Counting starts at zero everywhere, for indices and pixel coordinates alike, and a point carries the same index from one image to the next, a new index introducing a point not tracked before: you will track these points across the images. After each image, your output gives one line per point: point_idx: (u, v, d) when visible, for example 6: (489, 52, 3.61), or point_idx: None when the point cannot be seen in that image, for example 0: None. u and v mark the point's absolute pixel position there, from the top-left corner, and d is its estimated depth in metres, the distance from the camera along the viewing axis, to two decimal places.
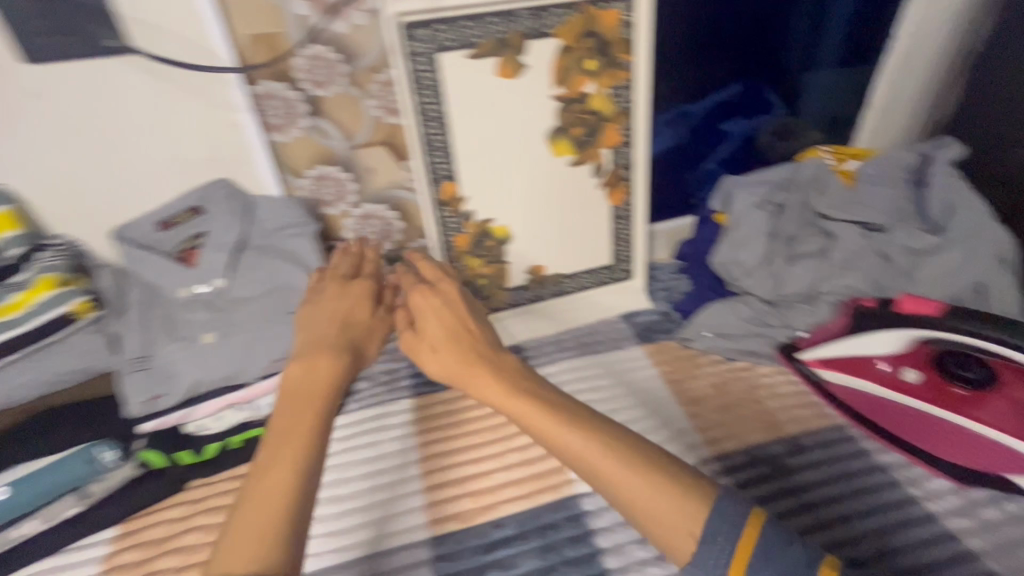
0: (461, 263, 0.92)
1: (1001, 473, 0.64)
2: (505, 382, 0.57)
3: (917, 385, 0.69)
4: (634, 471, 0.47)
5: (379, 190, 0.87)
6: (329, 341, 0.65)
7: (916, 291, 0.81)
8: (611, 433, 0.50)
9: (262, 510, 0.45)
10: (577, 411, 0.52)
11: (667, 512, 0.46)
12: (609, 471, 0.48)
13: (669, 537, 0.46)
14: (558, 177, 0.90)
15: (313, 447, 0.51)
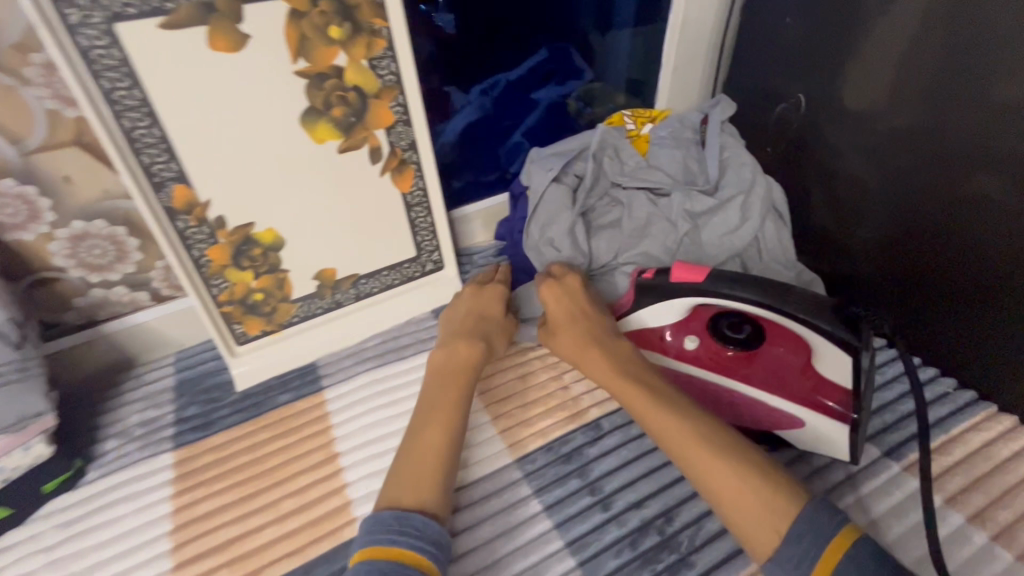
0: (222, 279, 0.77)
1: (769, 429, 0.65)
2: (612, 362, 0.65)
3: (696, 353, 0.68)
4: (716, 461, 0.53)
5: (88, 203, 0.69)
6: (466, 329, 0.75)
7: (704, 254, 0.82)
8: (699, 421, 0.57)
9: (422, 455, 0.59)
10: (673, 400, 0.59)
11: (757, 491, 0.51)
12: (699, 451, 0.55)
13: (751, 530, 0.50)
14: (327, 168, 0.78)
15: (462, 399, 0.66)
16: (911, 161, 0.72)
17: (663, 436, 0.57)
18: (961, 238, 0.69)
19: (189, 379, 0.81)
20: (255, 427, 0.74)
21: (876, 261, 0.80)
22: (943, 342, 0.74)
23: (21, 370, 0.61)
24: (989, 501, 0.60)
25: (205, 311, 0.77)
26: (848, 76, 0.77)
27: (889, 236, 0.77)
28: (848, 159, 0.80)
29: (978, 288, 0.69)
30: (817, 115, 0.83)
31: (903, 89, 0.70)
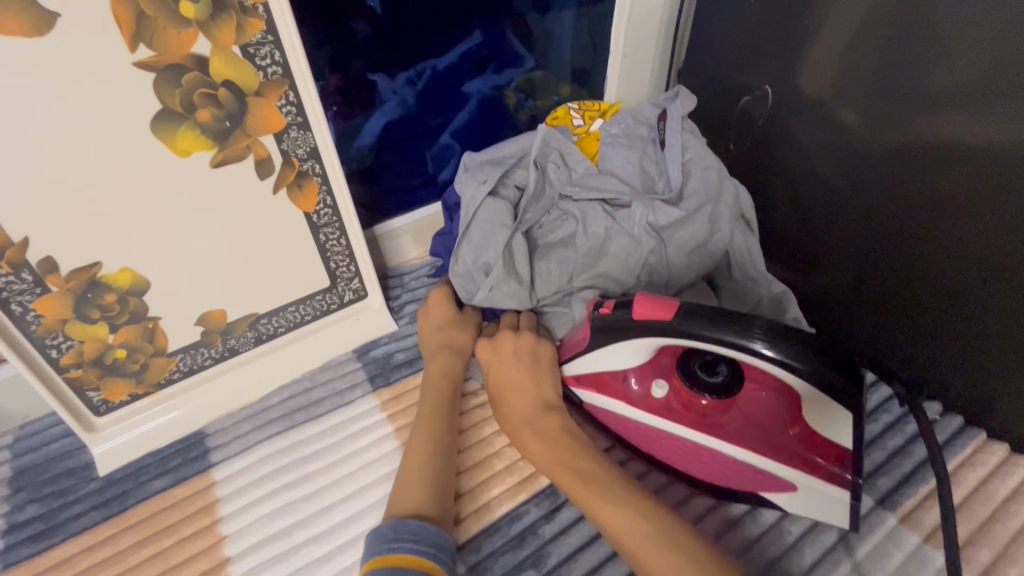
0: (60, 337, 0.59)
1: (754, 491, 0.55)
2: (553, 440, 0.57)
3: (665, 402, 0.58)
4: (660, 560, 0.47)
5: None
6: (437, 344, 0.68)
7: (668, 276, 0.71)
8: (648, 508, 0.50)
9: (415, 468, 0.55)
10: (604, 479, 0.53)
11: None
12: (636, 537, 0.49)
13: None
14: (199, 189, 0.61)
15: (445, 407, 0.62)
16: (868, 163, 0.64)
17: (606, 528, 0.51)
18: (927, 251, 0.62)
19: (32, 463, 0.63)
20: (119, 529, 0.58)
21: (842, 277, 0.72)
22: (920, 360, 0.67)
23: None
24: (996, 556, 0.53)
25: (43, 381, 0.59)
26: (803, 72, 0.68)
27: (855, 250, 0.70)
28: (809, 164, 0.71)
29: (953, 304, 0.61)
30: (775, 116, 0.74)
31: (851, 87, 0.63)
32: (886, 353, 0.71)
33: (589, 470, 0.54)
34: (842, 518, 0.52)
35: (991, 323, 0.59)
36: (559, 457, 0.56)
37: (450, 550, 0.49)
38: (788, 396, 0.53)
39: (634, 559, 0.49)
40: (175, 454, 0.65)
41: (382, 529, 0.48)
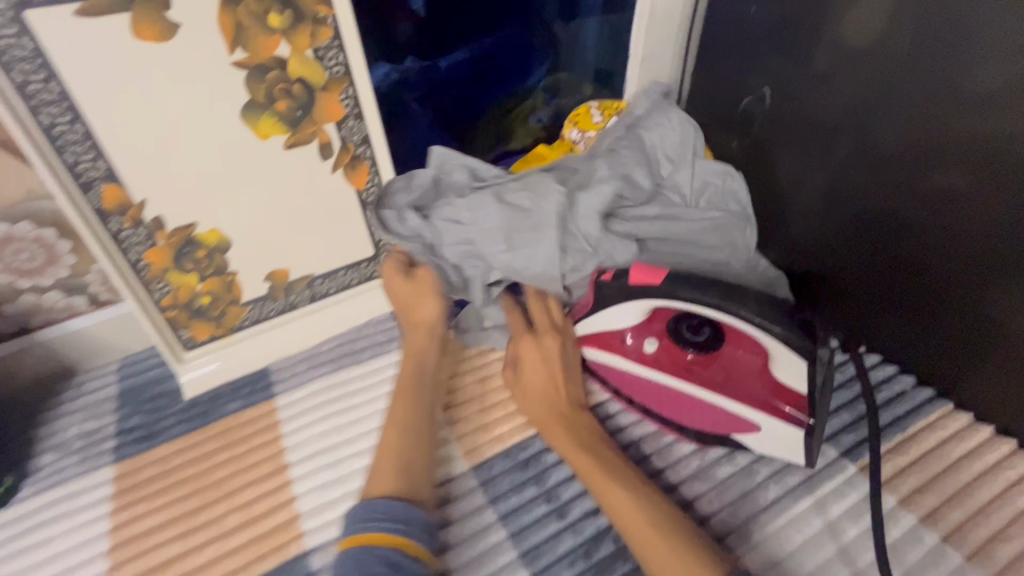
0: (164, 283, 0.73)
1: (726, 434, 0.64)
2: (584, 440, 0.62)
3: (655, 356, 0.67)
4: (669, 551, 0.50)
5: (13, 204, 0.65)
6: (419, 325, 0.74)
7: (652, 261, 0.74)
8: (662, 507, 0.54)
9: (398, 445, 0.61)
10: (629, 479, 0.57)
11: None
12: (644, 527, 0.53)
13: None
14: (273, 165, 0.74)
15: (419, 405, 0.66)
16: (877, 155, 0.69)
17: (619, 516, 0.55)
18: (928, 238, 0.66)
19: (133, 385, 0.78)
20: (202, 438, 0.72)
21: (842, 265, 0.77)
22: (906, 336, 0.73)
23: None
24: (941, 502, 0.60)
25: (147, 318, 0.74)
26: (815, 71, 0.73)
27: (856, 239, 0.74)
28: (815, 158, 0.76)
29: (946, 288, 0.66)
30: (785, 111, 0.79)
31: (868, 84, 0.67)
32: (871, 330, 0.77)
33: (613, 467, 0.58)
34: (801, 456, 0.60)
35: (976, 305, 0.64)
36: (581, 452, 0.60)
37: (426, 528, 0.54)
38: (762, 353, 0.62)
39: (639, 550, 0.53)
40: (243, 387, 0.78)
41: (356, 512, 0.52)
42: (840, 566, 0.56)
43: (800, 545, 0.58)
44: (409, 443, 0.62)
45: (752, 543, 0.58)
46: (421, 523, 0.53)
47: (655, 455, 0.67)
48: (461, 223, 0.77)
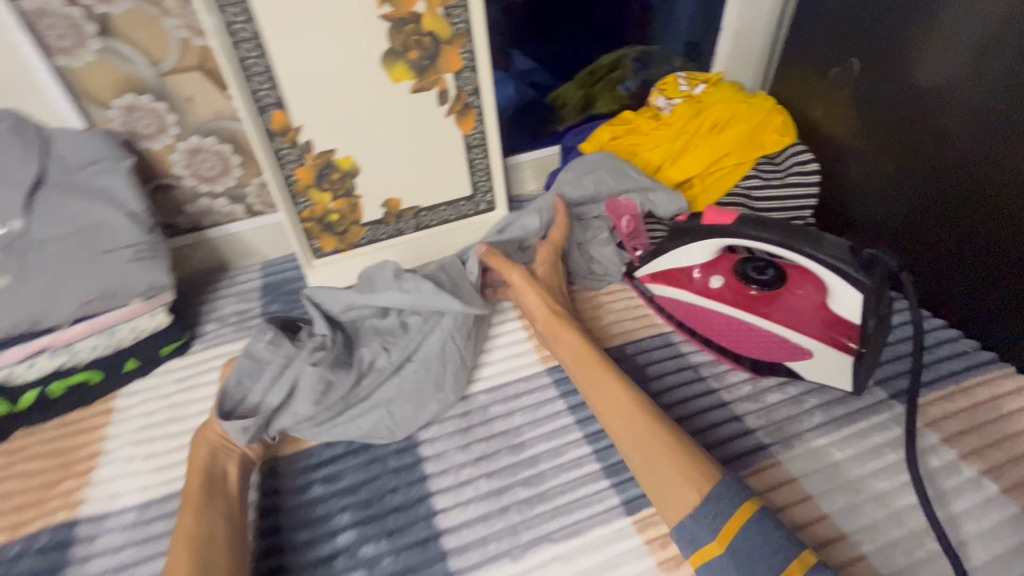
0: (306, 197, 0.89)
1: (779, 361, 0.70)
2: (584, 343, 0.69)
3: (720, 290, 0.74)
4: (648, 438, 0.58)
5: (206, 121, 0.82)
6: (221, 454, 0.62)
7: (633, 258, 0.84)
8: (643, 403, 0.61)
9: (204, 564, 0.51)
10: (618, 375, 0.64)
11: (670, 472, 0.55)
12: (634, 445, 0.58)
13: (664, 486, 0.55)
14: (401, 105, 0.87)
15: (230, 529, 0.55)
16: (962, 127, 0.72)
17: (604, 404, 0.62)
18: (988, 209, 0.71)
19: (272, 283, 0.94)
20: None
21: (904, 224, 0.82)
22: (957, 298, 0.78)
23: (150, 251, 0.74)
24: (984, 443, 0.64)
25: (291, 226, 0.90)
26: (922, 46, 0.76)
27: (936, 213, 0.77)
28: (912, 134, 0.79)
29: (995, 257, 0.71)
30: (887, 88, 0.81)
31: (968, 60, 0.70)
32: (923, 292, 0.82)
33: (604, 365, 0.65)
34: (847, 381, 0.66)
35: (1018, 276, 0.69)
36: (583, 373, 0.66)
37: None
38: (822, 291, 0.68)
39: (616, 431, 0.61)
40: None
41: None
42: (878, 482, 0.61)
43: (840, 461, 0.63)
44: (210, 543, 0.53)
45: (794, 453, 0.65)
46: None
47: (711, 378, 0.74)
48: (399, 341, 0.72)
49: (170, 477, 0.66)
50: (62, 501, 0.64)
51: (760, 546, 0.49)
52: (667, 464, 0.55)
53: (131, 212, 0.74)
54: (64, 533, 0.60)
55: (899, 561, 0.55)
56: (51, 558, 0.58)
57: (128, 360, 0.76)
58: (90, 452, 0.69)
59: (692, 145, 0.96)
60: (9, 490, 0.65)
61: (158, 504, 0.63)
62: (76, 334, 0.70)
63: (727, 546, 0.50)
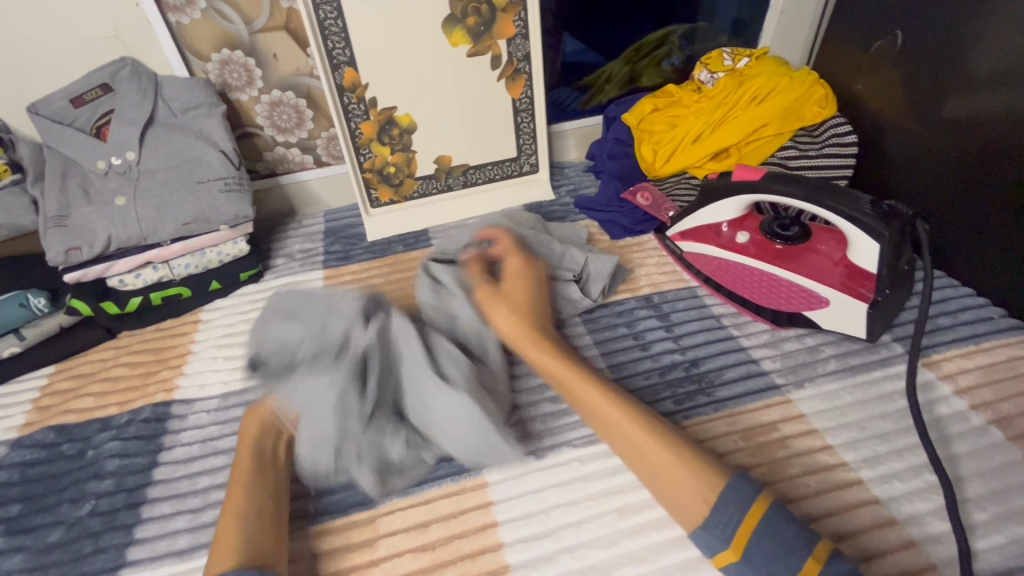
0: (369, 150, 0.99)
1: (798, 311, 0.75)
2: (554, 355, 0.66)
3: (745, 245, 0.79)
4: (651, 445, 0.55)
5: (287, 76, 0.93)
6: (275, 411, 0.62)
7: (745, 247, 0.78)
8: (632, 407, 0.59)
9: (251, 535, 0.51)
10: (590, 380, 0.62)
11: (682, 483, 0.52)
12: (638, 459, 0.56)
13: (684, 501, 0.52)
14: (457, 67, 0.95)
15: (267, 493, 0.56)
16: (1000, 102, 0.75)
17: (598, 420, 0.60)
18: (1014, 181, 0.74)
19: (334, 227, 1.04)
20: (380, 263, 0.95)
21: (928, 194, 0.86)
22: (970, 263, 0.81)
23: (238, 184, 0.85)
24: (998, 397, 0.66)
25: (353, 174, 1.00)
26: (971, 24, 0.78)
27: (961, 184, 0.81)
28: (962, 113, 0.80)
29: (1013, 224, 0.75)
30: (940, 68, 0.82)
31: (1013, 39, 0.73)
32: (945, 258, 0.85)
33: (580, 374, 0.63)
34: (862, 328, 0.70)
35: None
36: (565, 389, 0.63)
37: None
38: (843, 247, 0.73)
39: (617, 444, 0.58)
40: (407, 239, 1.02)
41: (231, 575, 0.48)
42: (885, 422, 0.65)
43: (850, 402, 0.67)
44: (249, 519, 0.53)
45: (805, 393, 0.69)
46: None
47: (733, 327, 0.79)
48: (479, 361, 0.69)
49: (246, 375, 0.76)
50: (159, 386, 0.75)
51: (773, 548, 0.47)
52: (677, 471, 0.53)
53: (223, 150, 0.86)
54: (162, 410, 0.72)
55: (896, 487, 0.58)
56: (152, 427, 0.70)
57: (212, 281, 0.86)
58: (181, 351, 0.80)
59: (732, 116, 0.99)
60: (117, 374, 0.77)
61: (236, 395, 0.74)
62: (175, 252, 0.82)
63: (741, 554, 0.48)
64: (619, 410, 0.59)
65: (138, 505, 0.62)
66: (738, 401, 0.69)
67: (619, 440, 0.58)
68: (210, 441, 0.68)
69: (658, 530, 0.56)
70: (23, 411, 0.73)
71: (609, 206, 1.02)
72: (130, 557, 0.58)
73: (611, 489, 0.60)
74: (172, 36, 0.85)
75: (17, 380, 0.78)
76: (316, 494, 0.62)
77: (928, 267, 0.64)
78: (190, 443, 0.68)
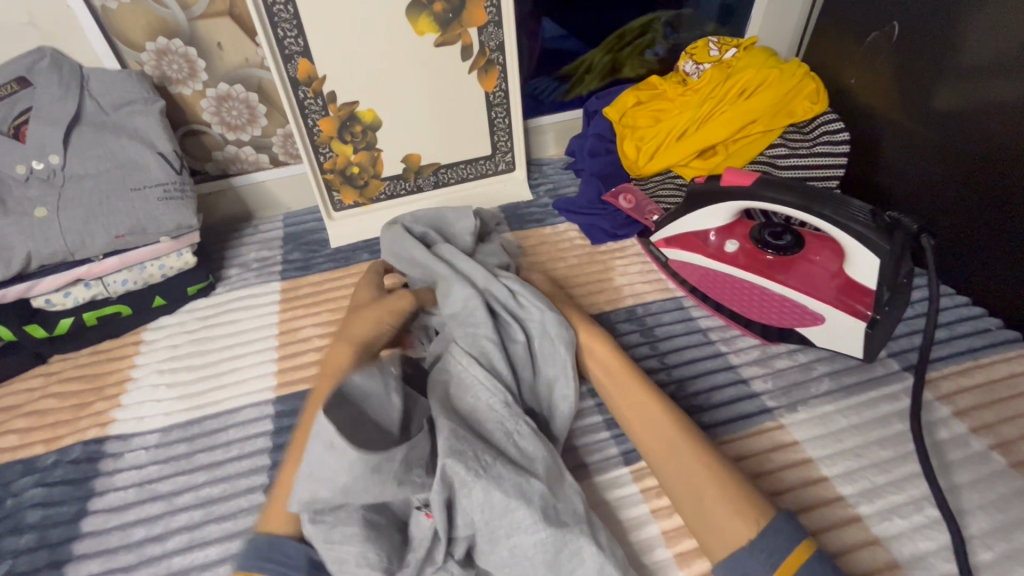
0: (329, 149, 0.91)
1: (790, 327, 0.70)
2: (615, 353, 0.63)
3: (735, 255, 0.73)
4: (702, 456, 0.52)
5: (234, 68, 0.84)
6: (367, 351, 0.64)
7: (785, 274, 0.70)
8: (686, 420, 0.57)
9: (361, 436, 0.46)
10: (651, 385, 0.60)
11: (733, 497, 0.49)
12: (677, 482, 0.52)
13: (727, 517, 0.48)
14: (424, 58, 0.87)
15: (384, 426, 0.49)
16: (1001, 98, 0.70)
17: (647, 421, 0.57)
18: (1015, 184, 0.69)
19: (294, 232, 0.96)
20: (343, 272, 0.87)
21: (921, 196, 0.82)
22: (967, 270, 0.77)
23: (179, 190, 0.77)
24: (999, 420, 0.62)
25: (312, 176, 0.91)
26: (971, 15, 0.72)
27: (958, 186, 0.76)
28: (960, 103, 0.75)
29: (1012, 231, 0.70)
30: (937, 53, 0.77)
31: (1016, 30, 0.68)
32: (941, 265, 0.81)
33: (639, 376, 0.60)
34: (859, 347, 0.65)
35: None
36: (616, 385, 0.61)
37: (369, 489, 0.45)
38: (839, 258, 0.68)
39: (662, 449, 0.54)
40: (374, 245, 0.94)
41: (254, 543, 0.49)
42: (883, 449, 0.61)
43: (845, 427, 0.63)
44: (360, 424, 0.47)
45: (799, 417, 0.64)
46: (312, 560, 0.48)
47: (721, 342, 0.74)
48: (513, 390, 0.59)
49: (193, 404, 0.69)
50: (92, 420, 0.68)
51: None
52: (716, 496, 0.49)
53: (161, 153, 0.77)
54: (94, 448, 0.65)
55: (896, 524, 0.55)
56: (82, 469, 0.63)
57: (155, 297, 0.79)
58: (119, 378, 0.72)
59: (719, 111, 0.93)
60: (44, 407, 0.69)
61: (180, 429, 0.67)
62: (108, 268, 0.74)
63: None
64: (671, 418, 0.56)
65: (62, 564, 0.55)
66: (727, 426, 0.64)
67: (666, 444, 0.54)
68: (149, 484, 0.61)
69: None
70: None
71: (591, 207, 0.96)
72: None
73: None
74: (98, 24, 0.76)
75: None
76: None
77: (936, 285, 0.60)
78: (126, 487, 0.61)
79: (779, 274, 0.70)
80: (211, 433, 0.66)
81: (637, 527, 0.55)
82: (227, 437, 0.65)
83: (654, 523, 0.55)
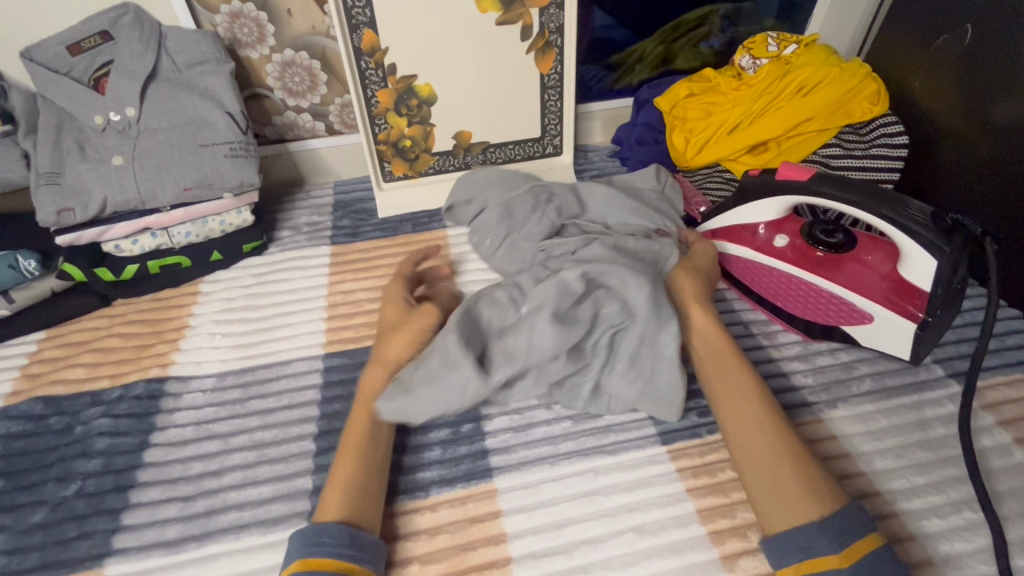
0: (384, 120, 0.93)
1: (835, 324, 0.70)
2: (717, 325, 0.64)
3: (785, 250, 0.73)
4: (786, 442, 0.53)
5: (300, 35, 0.86)
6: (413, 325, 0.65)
7: (838, 276, 0.69)
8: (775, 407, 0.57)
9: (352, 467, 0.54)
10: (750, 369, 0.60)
11: (807, 484, 0.49)
12: (719, 368, 0.60)
13: (796, 497, 0.49)
14: (483, 36, 0.88)
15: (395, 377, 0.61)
16: None
17: (733, 396, 0.57)
18: None
19: (344, 199, 0.99)
20: (391, 244, 0.89)
21: (982, 205, 0.80)
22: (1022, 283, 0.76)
23: (244, 149, 0.80)
24: None
25: (366, 147, 0.94)
26: None
27: (1021, 197, 0.74)
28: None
29: None
30: (1008, 58, 0.75)
31: None
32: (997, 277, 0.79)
33: (736, 356, 0.60)
34: (906, 349, 0.65)
35: None
36: (711, 360, 0.61)
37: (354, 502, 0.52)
38: (892, 259, 0.68)
39: (749, 423, 0.55)
40: (420, 216, 0.96)
41: (304, 533, 0.49)
42: (923, 451, 0.61)
43: (885, 427, 0.63)
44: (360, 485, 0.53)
45: (839, 414, 0.65)
46: (372, 546, 0.50)
47: (762, 335, 0.74)
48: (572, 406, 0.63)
49: (246, 354, 0.72)
50: (153, 361, 0.71)
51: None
52: (789, 478, 0.50)
53: (229, 112, 0.80)
54: (155, 387, 0.68)
55: (934, 523, 0.55)
56: (145, 405, 0.67)
57: (214, 252, 0.82)
58: (178, 324, 0.76)
59: (775, 107, 0.92)
60: (110, 345, 0.73)
61: (235, 376, 0.70)
62: (174, 220, 0.78)
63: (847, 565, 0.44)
64: (759, 401, 0.56)
65: (127, 488, 0.59)
66: None
67: (753, 418, 0.55)
68: (206, 424, 0.65)
69: (676, 554, 0.53)
70: (10, 378, 0.70)
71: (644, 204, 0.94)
72: (116, 545, 0.55)
73: (628, 506, 0.57)
74: None
75: (8, 343, 0.74)
76: (316, 492, 0.58)
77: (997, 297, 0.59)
78: (185, 425, 0.65)
79: (829, 276, 0.69)
80: (262, 382, 0.69)
81: (672, 504, 0.56)
82: (278, 387, 0.68)
83: (689, 501, 0.57)
